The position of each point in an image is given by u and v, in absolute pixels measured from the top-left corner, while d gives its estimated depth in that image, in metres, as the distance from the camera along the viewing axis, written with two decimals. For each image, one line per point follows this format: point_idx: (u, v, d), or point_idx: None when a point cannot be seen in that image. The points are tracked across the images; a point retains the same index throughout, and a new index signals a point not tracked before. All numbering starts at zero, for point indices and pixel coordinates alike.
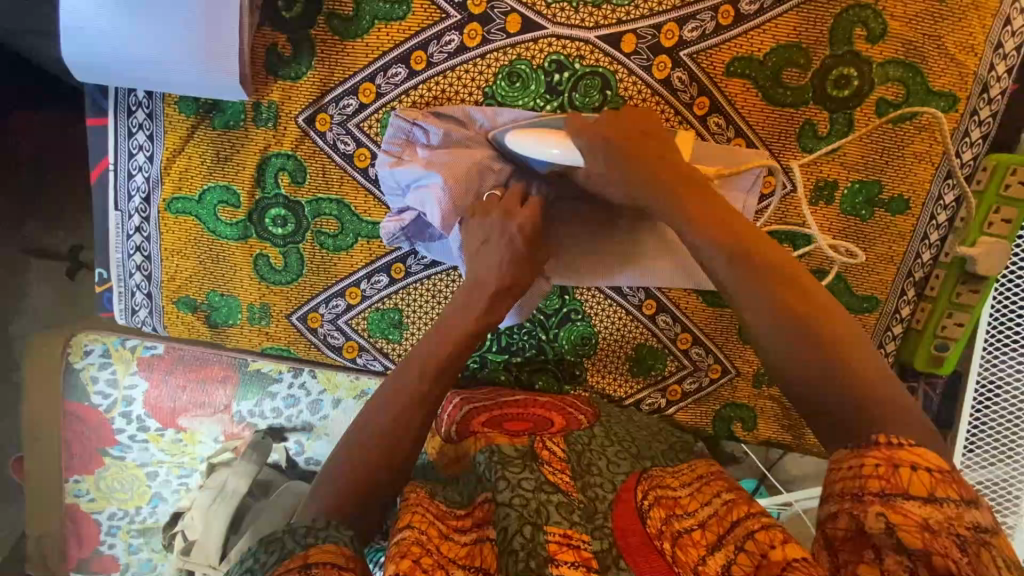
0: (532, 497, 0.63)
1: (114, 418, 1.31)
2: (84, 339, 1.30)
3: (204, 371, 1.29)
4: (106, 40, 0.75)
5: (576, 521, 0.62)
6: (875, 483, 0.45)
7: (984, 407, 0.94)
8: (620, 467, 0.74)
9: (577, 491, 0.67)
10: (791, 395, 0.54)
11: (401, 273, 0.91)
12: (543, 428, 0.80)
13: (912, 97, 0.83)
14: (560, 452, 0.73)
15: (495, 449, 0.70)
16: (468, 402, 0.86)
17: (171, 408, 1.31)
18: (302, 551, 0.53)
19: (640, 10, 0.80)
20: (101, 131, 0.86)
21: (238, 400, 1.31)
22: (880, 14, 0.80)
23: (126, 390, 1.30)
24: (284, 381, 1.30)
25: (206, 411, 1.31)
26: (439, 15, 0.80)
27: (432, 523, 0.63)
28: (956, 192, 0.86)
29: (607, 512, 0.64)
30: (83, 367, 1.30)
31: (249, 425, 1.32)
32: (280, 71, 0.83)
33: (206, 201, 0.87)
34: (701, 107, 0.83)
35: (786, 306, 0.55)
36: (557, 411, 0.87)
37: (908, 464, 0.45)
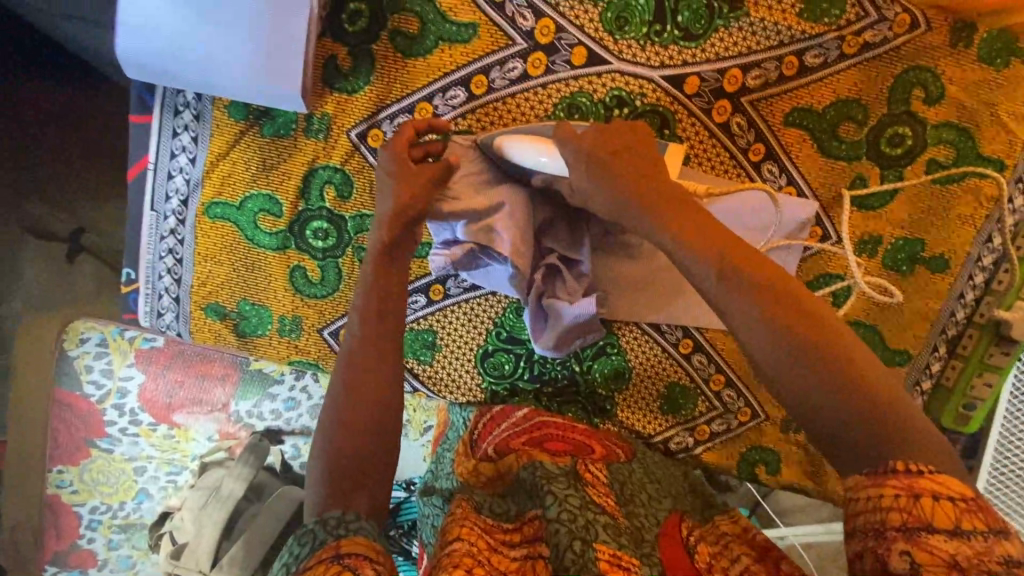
0: (579, 513, 0.62)
1: (107, 410, 1.27)
2: (80, 326, 1.25)
3: (205, 367, 1.25)
4: (166, 40, 0.74)
5: (625, 544, 0.62)
6: (896, 516, 0.45)
7: (1003, 463, 0.96)
8: (664, 503, 0.75)
9: (624, 517, 0.68)
10: (841, 450, 0.51)
11: (440, 294, 0.92)
12: (584, 454, 0.80)
13: (962, 160, 0.84)
14: (602, 476, 0.74)
15: (539, 466, 0.71)
16: (509, 425, 0.86)
17: (168, 404, 1.26)
18: (334, 541, 0.55)
19: (706, 53, 0.80)
20: (144, 128, 0.83)
21: (237, 399, 1.27)
22: (939, 77, 0.81)
23: (121, 381, 1.26)
24: (286, 383, 1.26)
25: (203, 408, 1.27)
26: (505, 41, 0.79)
27: (480, 536, 0.63)
28: (996, 254, 0.87)
29: (653, 541, 0.66)
30: (78, 355, 1.25)
31: (246, 426, 1.28)
32: (336, 84, 0.81)
33: (247, 208, 0.85)
34: (756, 153, 0.83)
35: (810, 340, 0.53)
36: (596, 439, 0.86)
37: (930, 494, 0.45)
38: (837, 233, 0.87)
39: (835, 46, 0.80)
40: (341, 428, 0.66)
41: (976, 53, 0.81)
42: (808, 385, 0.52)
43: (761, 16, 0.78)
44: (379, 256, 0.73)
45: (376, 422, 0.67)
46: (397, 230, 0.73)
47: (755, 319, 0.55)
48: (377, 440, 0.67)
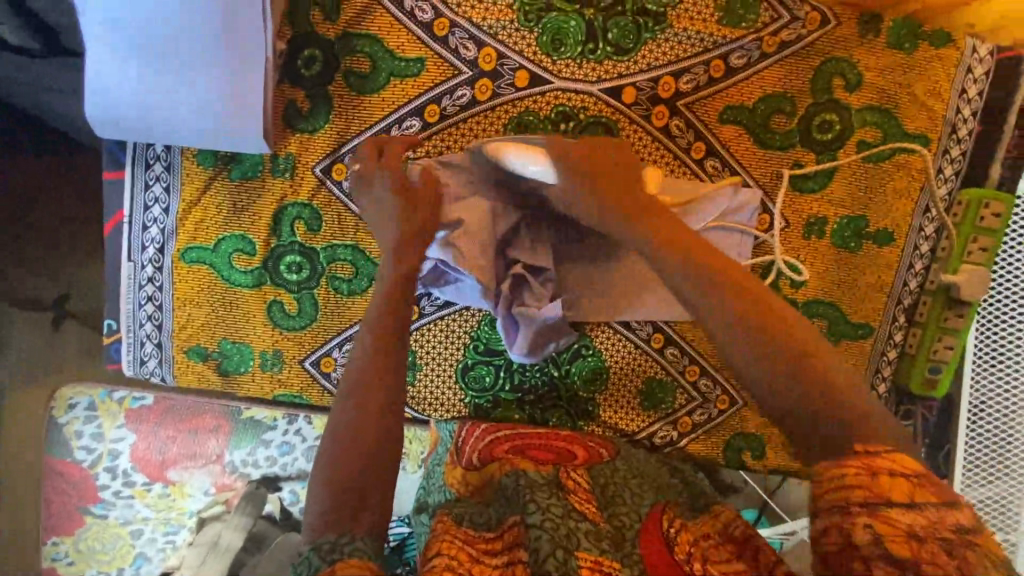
0: (562, 522, 0.64)
1: (98, 474, 1.27)
2: (68, 391, 1.28)
3: (196, 421, 1.26)
4: (132, 97, 0.78)
5: (607, 550, 0.64)
6: (861, 492, 0.48)
7: (978, 427, 0.99)
8: (645, 498, 0.76)
9: (603, 521, 0.70)
10: (793, 427, 0.54)
11: (416, 314, 0.95)
12: (567, 461, 0.83)
13: (889, 138, 0.90)
14: (584, 483, 0.76)
15: (522, 474, 0.74)
16: (492, 431, 0.90)
17: (161, 461, 1.26)
18: (328, 567, 0.53)
19: (639, 65, 0.86)
20: (117, 184, 0.87)
21: (231, 449, 1.27)
22: (856, 66, 0.88)
23: (112, 443, 1.27)
24: (279, 429, 1.26)
25: (196, 462, 1.27)
26: (452, 71, 0.85)
27: (460, 549, 0.64)
28: (935, 224, 0.93)
29: (635, 540, 0.67)
30: (67, 421, 1.27)
31: (241, 476, 1.27)
32: (297, 125, 0.86)
33: (221, 250, 0.88)
34: (698, 151, 0.89)
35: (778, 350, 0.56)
36: (578, 443, 0.89)
37: (886, 472, 0.48)
38: (782, 218, 0.92)
39: (756, 47, 0.86)
40: (340, 448, 0.64)
41: (885, 41, 0.88)
42: (763, 362, 0.56)
43: (684, 27, 0.85)
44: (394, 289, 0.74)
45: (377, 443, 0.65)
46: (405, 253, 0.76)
47: (718, 303, 0.60)
48: (377, 462, 0.64)
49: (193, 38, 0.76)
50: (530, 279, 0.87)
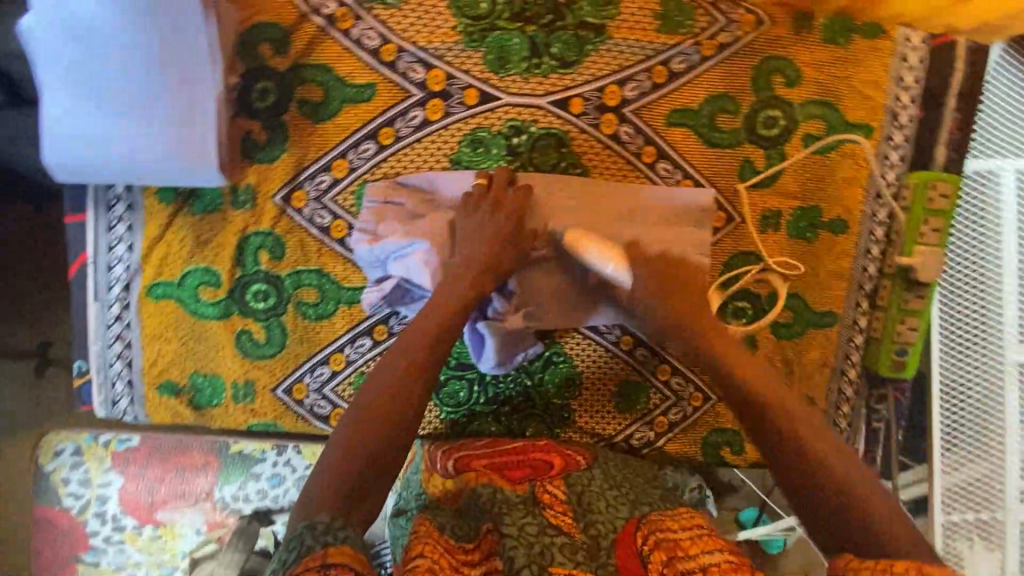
0: (536, 540, 0.67)
1: (88, 520, 1.26)
2: (55, 438, 1.27)
3: (183, 459, 1.25)
4: (88, 140, 0.80)
5: (582, 560, 0.66)
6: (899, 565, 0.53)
7: (949, 406, 1.04)
8: (622, 509, 0.75)
9: (579, 532, 0.71)
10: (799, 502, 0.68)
11: (384, 333, 0.93)
12: (544, 474, 0.83)
13: (834, 130, 0.93)
14: (561, 495, 0.77)
15: (498, 490, 0.75)
16: (466, 447, 0.90)
17: (150, 503, 1.25)
18: (321, 548, 0.58)
19: (584, 76, 0.88)
20: (79, 226, 0.88)
21: (220, 485, 1.26)
22: (794, 63, 0.91)
23: (99, 488, 1.25)
24: (268, 460, 1.26)
25: (186, 500, 1.26)
26: (402, 94, 0.87)
27: (441, 554, 0.66)
28: (887, 209, 0.95)
29: (610, 548, 0.69)
30: (54, 468, 1.26)
31: (233, 512, 1.26)
32: (255, 156, 0.87)
33: (187, 284, 0.89)
34: (649, 154, 0.91)
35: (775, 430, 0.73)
36: (555, 452, 0.89)
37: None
38: (737, 213, 0.94)
39: (696, 51, 0.89)
40: (354, 430, 0.74)
41: (819, 37, 0.91)
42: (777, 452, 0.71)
43: (625, 37, 0.88)
44: (431, 330, 0.80)
45: (387, 435, 0.74)
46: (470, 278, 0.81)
47: (744, 397, 0.77)
48: (382, 450, 0.73)
49: (143, 76, 0.78)
50: (499, 303, 0.89)
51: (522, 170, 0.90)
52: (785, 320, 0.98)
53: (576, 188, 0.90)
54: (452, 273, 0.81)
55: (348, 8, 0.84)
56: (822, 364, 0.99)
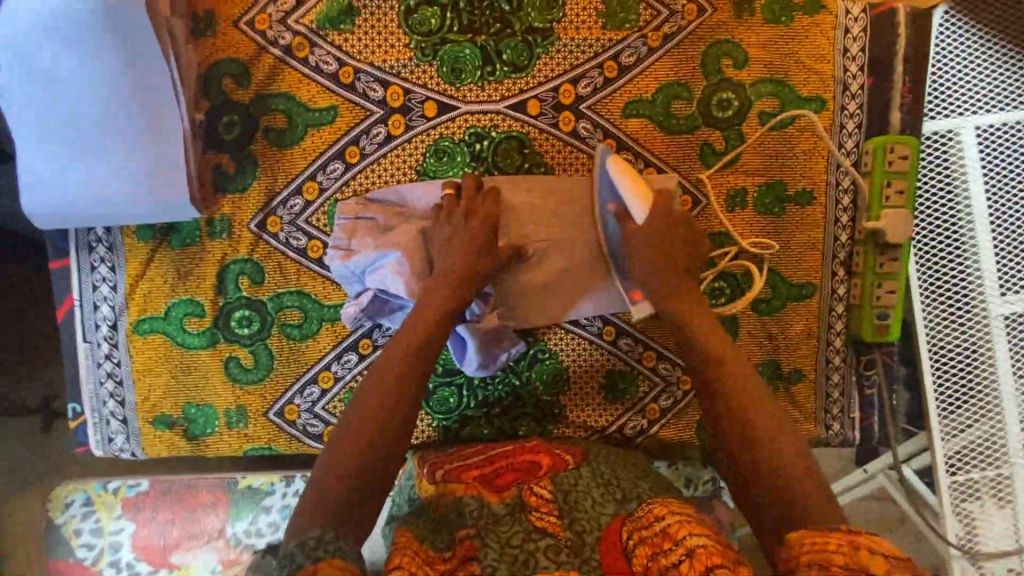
0: (519, 550, 0.69)
1: (102, 570, 1.24)
2: (63, 490, 1.25)
3: (192, 499, 1.25)
4: (64, 187, 0.83)
5: (565, 559, 0.68)
6: (839, 558, 0.57)
7: (941, 365, 1.04)
8: (607, 506, 0.76)
9: (564, 529, 0.71)
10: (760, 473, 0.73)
11: (368, 347, 0.94)
12: (531, 475, 0.83)
13: (788, 106, 0.95)
14: (548, 494, 0.77)
15: (485, 504, 0.77)
16: (454, 460, 0.90)
17: (164, 545, 1.25)
18: (311, 564, 0.60)
19: (537, 78, 0.91)
20: (64, 271, 0.91)
21: (232, 521, 1.25)
22: (740, 45, 0.93)
23: (112, 535, 1.24)
24: (277, 493, 1.25)
25: (199, 540, 1.25)
26: (364, 113, 0.90)
27: (419, 564, 0.69)
28: (850, 177, 0.97)
29: (594, 544, 0.70)
30: (65, 521, 1.23)
31: (247, 548, 1.25)
32: (227, 187, 0.90)
33: (172, 316, 0.91)
34: (609, 147, 0.94)
35: (733, 439, 0.77)
36: (543, 451, 0.89)
37: (867, 549, 0.57)
38: (702, 195, 0.96)
39: (642, 43, 0.92)
40: (341, 449, 0.74)
41: (761, 18, 0.93)
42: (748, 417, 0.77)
43: (572, 37, 0.91)
44: (406, 349, 0.80)
45: (373, 448, 0.74)
46: (447, 287, 0.82)
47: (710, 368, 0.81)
48: (369, 464, 0.73)
49: (113, 120, 0.81)
50: (478, 308, 0.89)
51: (487, 174, 0.92)
52: (765, 296, 0.99)
53: (542, 185, 0.92)
54: (428, 284, 0.84)
55: (303, 37, 0.88)
56: (806, 336, 1.00)
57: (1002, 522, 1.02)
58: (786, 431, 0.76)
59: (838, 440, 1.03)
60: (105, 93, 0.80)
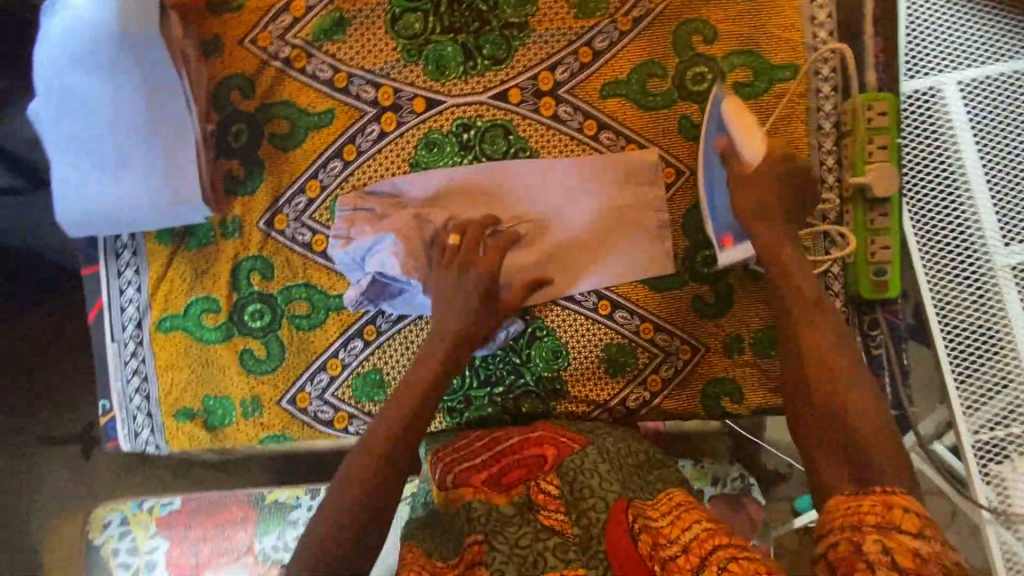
0: (529, 549, 0.73)
1: None
2: (102, 512, 1.27)
3: (221, 515, 1.27)
4: (90, 197, 0.91)
5: (574, 556, 0.71)
6: (871, 518, 0.59)
7: (948, 321, 1.02)
8: (613, 483, 0.79)
9: (572, 526, 0.75)
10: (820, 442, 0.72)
11: (373, 333, 0.98)
12: (537, 471, 0.83)
13: (761, 75, 0.98)
14: (555, 490, 0.79)
15: (494, 506, 0.79)
16: (460, 455, 0.89)
17: (196, 564, 1.25)
18: None
19: (516, 69, 0.97)
20: (94, 276, 0.99)
21: (260, 536, 1.26)
22: (708, 22, 0.98)
23: (148, 554, 1.26)
24: (303, 506, 1.27)
25: (229, 557, 1.26)
26: (358, 113, 0.97)
27: None
28: (832, 138, 0.98)
29: (601, 537, 0.73)
30: (104, 541, 1.26)
31: (275, 562, 1.25)
32: (238, 190, 0.98)
33: (191, 313, 0.98)
34: (590, 128, 0.98)
35: (817, 396, 0.74)
36: (549, 443, 0.88)
37: (900, 507, 0.59)
38: (685, 166, 0.99)
39: (614, 28, 0.97)
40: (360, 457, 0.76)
41: None
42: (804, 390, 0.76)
43: (546, 28, 0.97)
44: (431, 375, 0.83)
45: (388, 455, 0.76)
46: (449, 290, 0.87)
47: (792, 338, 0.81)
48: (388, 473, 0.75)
49: (133, 133, 0.90)
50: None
51: (476, 161, 0.97)
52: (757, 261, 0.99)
53: (529, 168, 0.98)
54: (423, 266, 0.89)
55: (301, 49, 0.97)
56: None
57: None
58: (868, 395, 0.72)
59: None
60: (122, 114, 0.89)
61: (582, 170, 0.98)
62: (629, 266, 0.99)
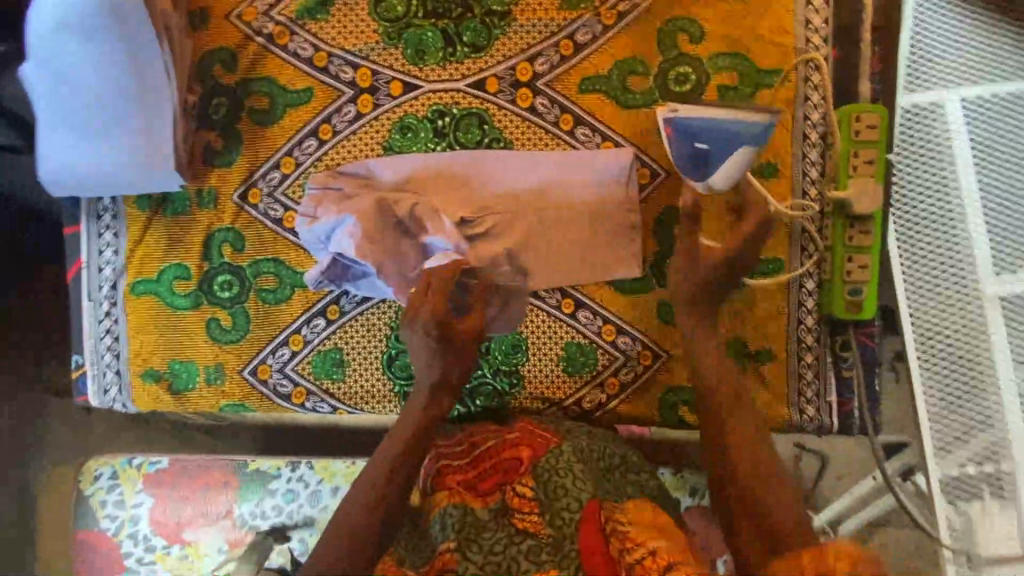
0: (505, 555, 0.74)
1: (122, 541, 1.26)
2: (95, 463, 1.28)
3: (205, 479, 1.26)
4: (71, 159, 0.94)
5: (546, 559, 0.73)
6: (809, 559, 0.62)
7: (925, 346, 0.97)
8: (588, 485, 0.78)
9: (545, 526, 0.75)
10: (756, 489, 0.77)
11: (337, 313, 1.00)
12: (511, 472, 0.81)
13: (747, 78, 0.95)
14: (529, 492, 0.79)
15: (470, 511, 0.78)
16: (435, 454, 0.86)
17: (178, 522, 1.26)
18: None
19: (495, 58, 0.96)
20: (76, 236, 1.03)
21: (239, 502, 1.26)
22: (696, 20, 0.95)
23: (133, 509, 1.26)
24: (282, 477, 1.25)
25: (209, 519, 1.26)
26: (336, 94, 0.97)
27: None
28: (818, 149, 0.95)
29: (574, 534, 0.74)
30: (93, 492, 1.26)
31: (251, 529, 1.25)
32: (215, 161, 1.00)
33: (163, 279, 1.01)
34: (566, 122, 0.97)
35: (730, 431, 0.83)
36: (523, 442, 0.85)
37: (834, 548, 0.62)
38: (660, 168, 0.97)
39: (597, 22, 0.96)
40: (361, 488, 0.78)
41: None
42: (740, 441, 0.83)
43: (528, 18, 0.96)
44: (424, 415, 0.83)
45: (384, 488, 0.77)
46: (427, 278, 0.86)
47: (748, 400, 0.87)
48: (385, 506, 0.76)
49: (115, 100, 0.92)
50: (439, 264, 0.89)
51: (449, 149, 0.97)
52: None
53: (503, 160, 0.96)
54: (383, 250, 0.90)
55: (284, 27, 0.98)
56: (775, 314, 0.96)
57: (1002, 524, 0.95)
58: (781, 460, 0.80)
59: (815, 426, 0.97)
60: (105, 80, 0.92)
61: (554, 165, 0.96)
62: (594, 265, 0.97)
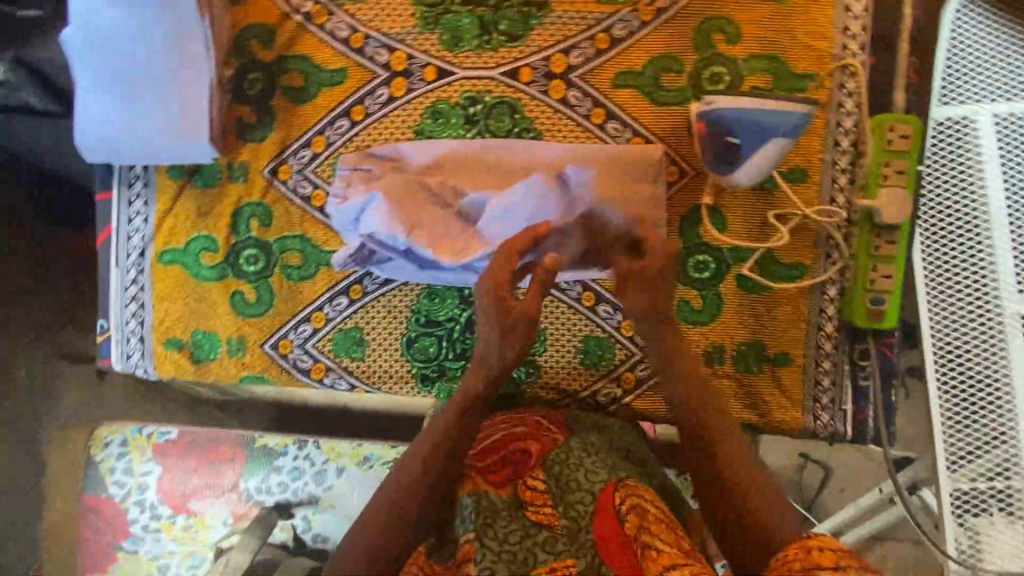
0: (519, 546, 0.72)
1: (128, 508, 1.28)
2: (105, 430, 1.30)
3: (214, 451, 1.28)
4: (106, 126, 0.95)
5: (562, 548, 0.73)
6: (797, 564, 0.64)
7: (944, 361, 0.97)
8: (600, 473, 0.79)
9: (560, 517, 0.76)
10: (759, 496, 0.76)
11: (359, 293, 1.01)
12: (522, 466, 0.84)
13: (782, 82, 0.94)
14: (540, 484, 0.80)
15: (483, 497, 0.78)
16: None
17: (184, 492, 1.27)
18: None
19: (530, 48, 0.97)
20: (107, 202, 1.04)
21: (246, 477, 1.27)
22: (733, 20, 0.95)
23: (141, 476, 1.28)
24: (290, 454, 1.27)
25: (215, 492, 1.27)
26: (370, 75, 0.98)
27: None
28: (849, 155, 0.94)
29: (588, 523, 0.74)
30: (103, 459, 1.28)
31: (256, 504, 1.26)
32: (247, 136, 1.01)
33: (191, 249, 1.02)
34: (597, 116, 0.97)
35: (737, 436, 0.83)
36: (534, 437, 0.87)
37: (817, 547, 0.64)
38: (688, 167, 0.97)
39: (635, 17, 0.96)
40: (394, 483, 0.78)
41: None
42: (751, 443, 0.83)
43: (565, 10, 0.96)
44: (457, 409, 0.81)
45: (416, 484, 0.77)
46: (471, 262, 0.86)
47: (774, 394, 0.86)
48: (419, 503, 0.76)
49: (153, 69, 0.93)
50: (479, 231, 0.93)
51: (479, 136, 0.97)
52: (750, 274, 0.97)
53: (531, 149, 0.97)
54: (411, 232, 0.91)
55: (323, 6, 0.98)
56: (794, 318, 0.97)
57: (1009, 538, 0.96)
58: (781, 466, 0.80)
59: (828, 433, 0.97)
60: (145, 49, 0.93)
61: (582, 157, 0.96)
62: None
